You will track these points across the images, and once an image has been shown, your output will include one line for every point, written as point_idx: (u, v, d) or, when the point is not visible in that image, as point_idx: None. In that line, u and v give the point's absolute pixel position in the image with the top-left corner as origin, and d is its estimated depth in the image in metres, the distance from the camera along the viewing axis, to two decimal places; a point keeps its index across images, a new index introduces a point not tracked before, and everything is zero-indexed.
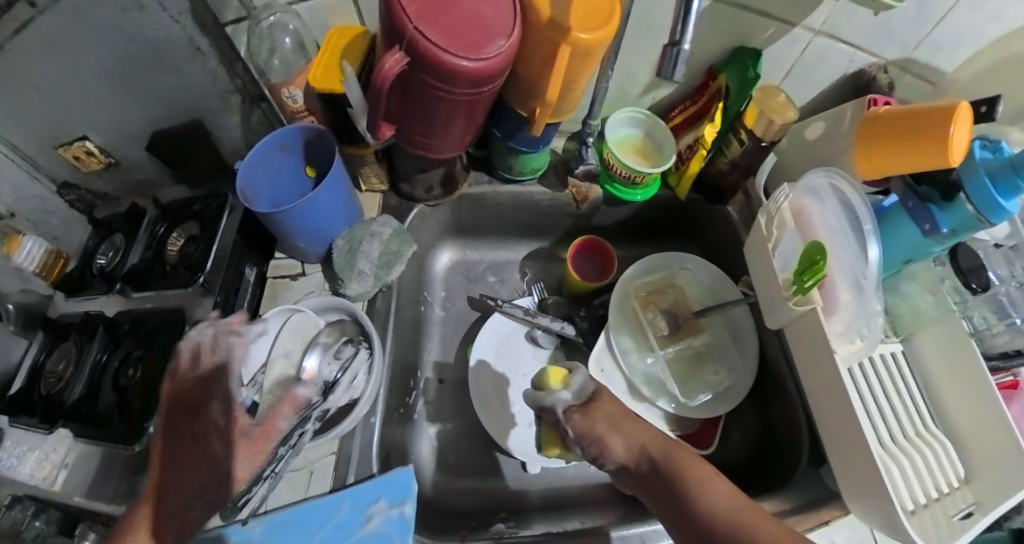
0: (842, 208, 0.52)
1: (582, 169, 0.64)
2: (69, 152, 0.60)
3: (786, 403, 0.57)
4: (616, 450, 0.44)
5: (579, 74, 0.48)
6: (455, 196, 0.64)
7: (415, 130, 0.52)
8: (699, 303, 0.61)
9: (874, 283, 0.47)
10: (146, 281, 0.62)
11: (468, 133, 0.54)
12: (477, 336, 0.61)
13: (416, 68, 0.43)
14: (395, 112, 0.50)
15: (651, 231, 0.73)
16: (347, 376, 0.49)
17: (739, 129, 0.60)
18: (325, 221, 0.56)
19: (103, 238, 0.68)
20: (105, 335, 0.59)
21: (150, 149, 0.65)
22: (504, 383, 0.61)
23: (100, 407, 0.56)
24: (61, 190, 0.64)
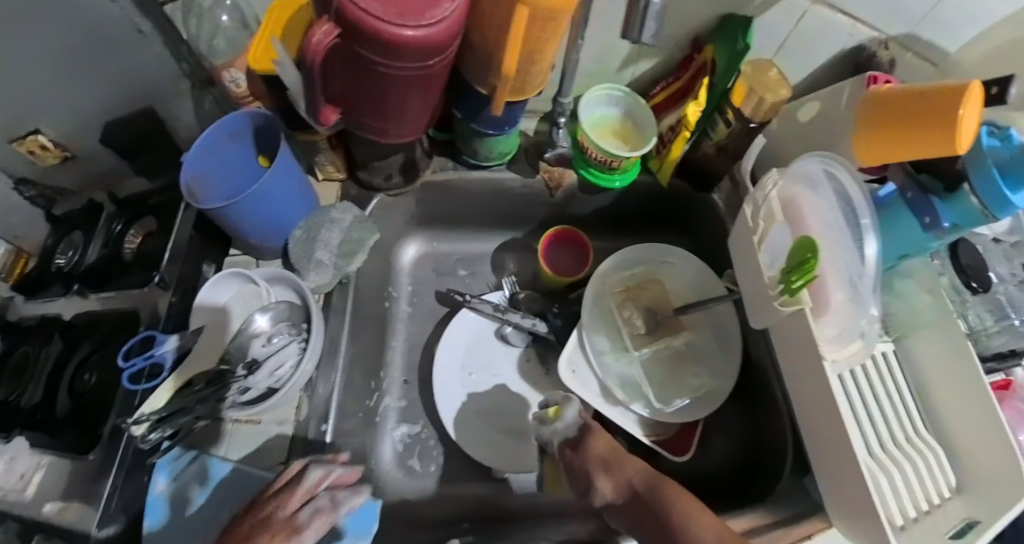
0: (838, 198, 0.49)
1: (554, 153, 0.59)
2: (23, 146, 0.54)
3: (769, 406, 0.54)
4: (603, 489, 0.41)
5: (543, 40, 0.44)
6: (418, 184, 0.60)
7: (365, 110, 0.49)
8: (682, 301, 0.58)
9: (873, 282, 0.45)
10: (105, 281, 0.57)
11: (425, 112, 0.51)
12: (442, 336, 0.58)
13: (349, 39, 0.40)
14: (342, 91, 0.47)
15: (635, 222, 0.68)
16: (271, 360, 0.46)
17: (725, 110, 0.56)
18: (280, 213, 0.52)
19: (61, 237, 0.62)
20: (62, 338, 0.55)
21: (106, 141, 0.60)
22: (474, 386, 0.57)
23: (59, 413, 0.51)
24: (19, 186, 0.58)
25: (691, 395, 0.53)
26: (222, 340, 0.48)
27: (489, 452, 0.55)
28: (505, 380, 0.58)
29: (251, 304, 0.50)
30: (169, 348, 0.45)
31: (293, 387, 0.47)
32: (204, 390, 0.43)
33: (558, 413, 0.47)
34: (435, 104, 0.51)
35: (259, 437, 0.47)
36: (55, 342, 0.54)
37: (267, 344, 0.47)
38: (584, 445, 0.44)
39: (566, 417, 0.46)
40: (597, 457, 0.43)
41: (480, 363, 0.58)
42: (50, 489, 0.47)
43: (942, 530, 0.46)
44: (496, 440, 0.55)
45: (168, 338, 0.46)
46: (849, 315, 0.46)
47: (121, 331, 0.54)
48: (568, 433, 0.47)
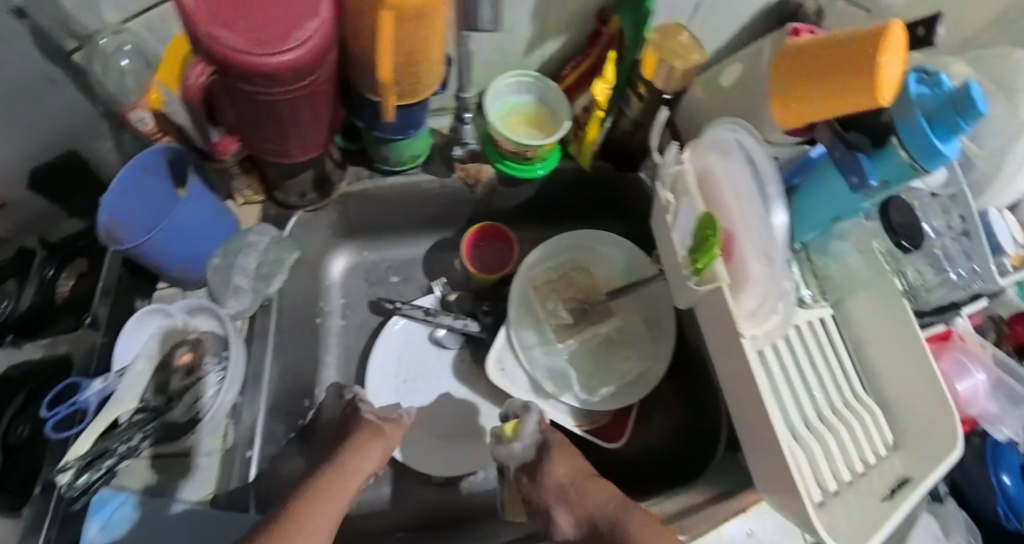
0: (749, 166, 0.46)
1: (464, 150, 0.58)
2: None
3: (706, 386, 0.53)
4: (562, 525, 0.41)
5: (419, 40, 0.42)
6: (335, 197, 0.59)
7: (262, 135, 0.48)
8: (609, 285, 0.57)
9: (782, 253, 0.43)
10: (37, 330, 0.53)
11: (322, 127, 0.50)
12: (372, 348, 0.57)
13: (223, 75, 0.39)
14: (233, 119, 0.46)
15: (566, 208, 0.67)
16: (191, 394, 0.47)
17: (637, 83, 0.53)
18: (196, 245, 0.52)
19: None
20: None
21: (35, 188, 0.58)
22: (413, 395, 0.58)
23: None
24: None
25: (622, 382, 0.53)
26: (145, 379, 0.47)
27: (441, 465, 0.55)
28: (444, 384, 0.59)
29: (169, 337, 0.50)
30: (93, 393, 0.44)
31: (216, 415, 0.48)
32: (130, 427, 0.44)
33: (514, 431, 0.47)
34: (331, 116, 0.50)
35: (192, 468, 0.47)
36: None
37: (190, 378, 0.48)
38: (540, 472, 0.43)
39: (526, 435, 0.46)
40: (554, 487, 0.42)
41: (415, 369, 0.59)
42: None
43: (876, 491, 0.46)
44: (449, 441, 0.56)
45: (93, 383, 0.45)
46: (763, 287, 0.45)
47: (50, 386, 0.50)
48: (524, 455, 0.46)
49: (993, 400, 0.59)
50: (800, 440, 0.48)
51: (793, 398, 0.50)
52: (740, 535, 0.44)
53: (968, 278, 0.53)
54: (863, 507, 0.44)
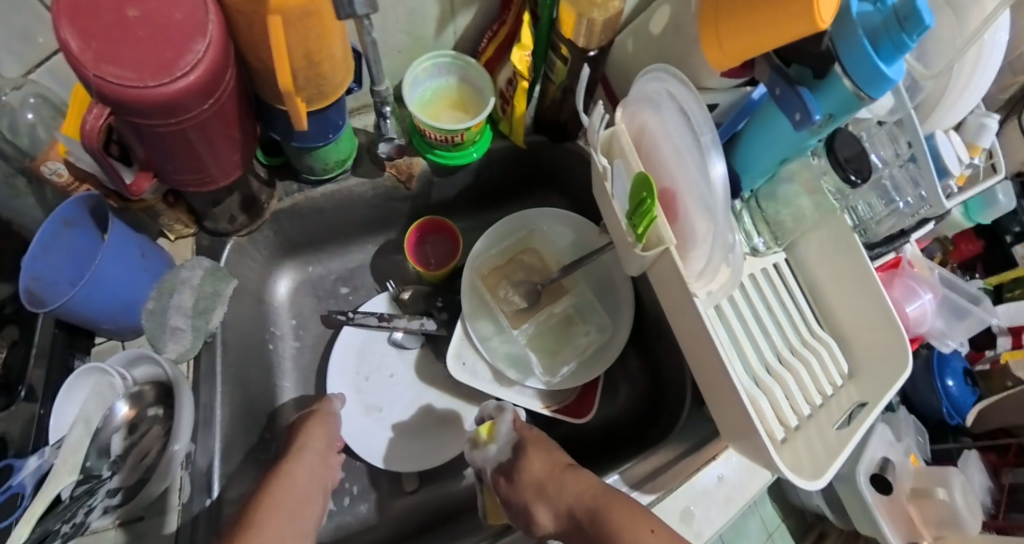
0: (680, 118, 0.42)
1: (390, 147, 0.55)
2: None
3: (666, 350, 0.54)
4: (543, 520, 0.42)
5: (318, 40, 0.40)
6: (266, 217, 0.57)
7: (174, 167, 0.45)
8: (557, 264, 0.56)
9: (723, 204, 0.39)
10: None
11: (236, 148, 0.48)
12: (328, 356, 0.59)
13: (119, 112, 0.36)
14: (144, 155, 0.43)
15: (506, 190, 0.66)
16: (134, 454, 0.47)
17: (558, 45, 0.50)
18: (122, 293, 0.49)
19: None
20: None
21: None
22: (373, 395, 0.60)
23: None
24: None
25: (580, 358, 0.53)
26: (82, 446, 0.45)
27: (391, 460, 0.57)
28: (404, 380, 0.62)
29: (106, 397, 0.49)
30: (26, 474, 0.43)
31: (173, 466, 0.47)
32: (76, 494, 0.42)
33: (491, 433, 0.47)
34: (243, 135, 0.48)
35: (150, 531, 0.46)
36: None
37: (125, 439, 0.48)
38: (517, 473, 0.44)
39: (500, 436, 0.46)
40: (532, 484, 0.43)
41: (373, 368, 0.61)
42: None
43: (831, 421, 0.47)
44: (405, 439, 0.59)
45: (26, 463, 0.44)
46: (711, 245, 0.41)
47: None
48: (500, 457, 0.46)
49: (940, 316, 0.66)
50: (760, 385, 0.48)
51: (752, 345, 0.50)
52: (710, 482, 0.45)
53: (916, 204, 0.52)
54: (818, 440, 0.46)
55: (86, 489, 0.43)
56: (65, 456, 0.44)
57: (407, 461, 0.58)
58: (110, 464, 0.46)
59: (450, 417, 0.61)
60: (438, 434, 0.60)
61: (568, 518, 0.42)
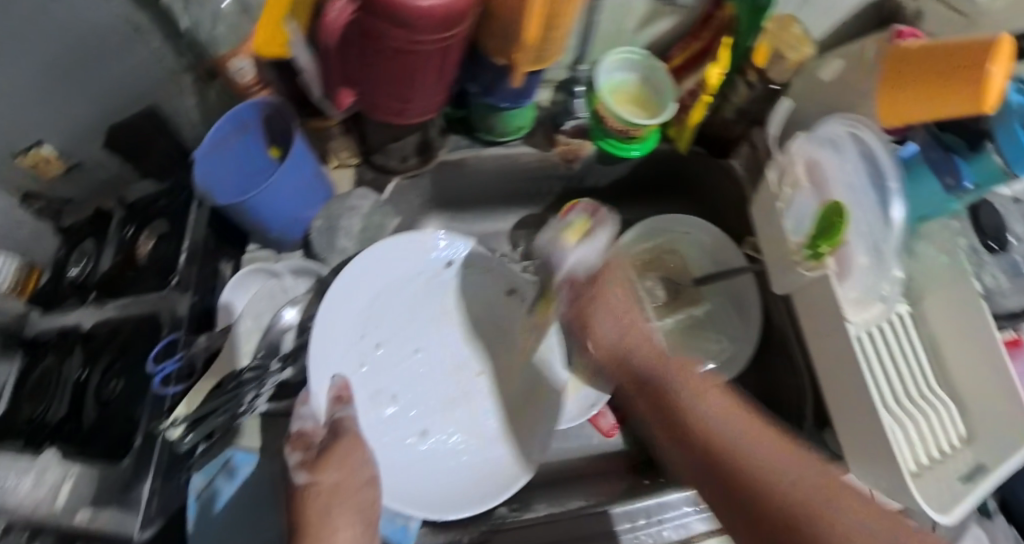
0: (864, 160, 0.49)
1: (572, 123, 0.62)
2: (27, 159, 0.56)
3: (785, 370, 0.58)
4: (600, 329, 0.52)
5: (564, 8, 0.41)
6: (434, 164, 0.62)
7: (380, 90, 0.48)
8: (700, 271, 0.60)
9: (896, 245, 0.46)
10: (122, 289, 0.62)
11: (440, 88, 0.50)
12: (317, 312, 0.53)
13: (369, 15, 0.37)
14: (357, 69, 0.46)
15: (651, 189, 0.70)
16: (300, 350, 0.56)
17: (747, 72, 0.54)
18: (292, 209, 0.56)
19: (73, 247, 0.69)
20: (81, 349, 0.61)
21: (108, 145, 0.60)
22: (382, 376, 0.58)
23: (85, 425, 0.56)
24: (24, 201, 0.62)
25: (713, 360, 0.56)
26: (255, 337, 0.54)
27: (394, 481, 0.53)
28: (427, 355, 0.60)
29: (274, 299, 0.57)
30: (197, 350, 0.51)
31: (321, 375, 0.53)
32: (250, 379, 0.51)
33: (583, 234, 0.53)
34: (450, 77, 0.49)
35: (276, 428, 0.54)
36: (77, 353, 0.61)
37: (296, 338, 0.57)
38: (593, 325, 0.52)
39: (591, 241, 0.53)
40: (605, 345, 0.51)
41: (386, 333, 0.59)
42: (82, 496, 0.43)
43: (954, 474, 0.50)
44: (428, 422, 0.58)
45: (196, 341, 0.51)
46: (871, 276, 0.47)
47: (63, 339, 0.64)
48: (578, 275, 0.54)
49: None
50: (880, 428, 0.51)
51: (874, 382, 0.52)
52: None
53: None
54: (942, 485, 0.50)
55: (258, 375, 0.51)
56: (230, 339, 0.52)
57: (435, 462, 0.56)
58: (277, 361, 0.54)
59: (468, 395, 0.61)
60: (467, 413, 0.60)
61: (626, 351, 0.50)
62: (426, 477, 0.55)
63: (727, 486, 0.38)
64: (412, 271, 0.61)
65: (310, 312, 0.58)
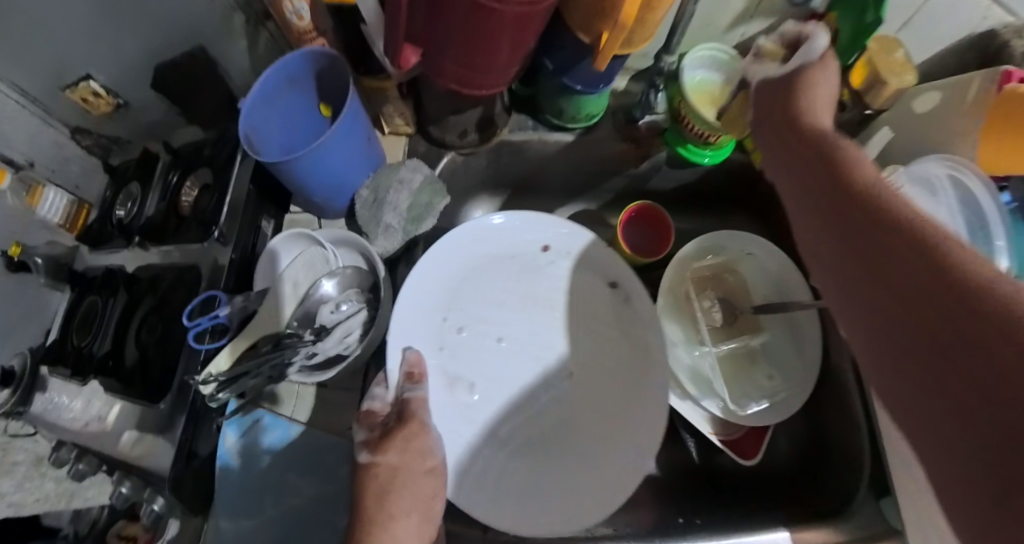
0: (964, 207, 0.47)
1: (647, 120, 0.57)
2: (76, 93, 0.64)
3: (841, 418, 0.55)
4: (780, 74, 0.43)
5: None
6: (492, 143, 0.60)
7: (448, 54, 0.44)
8: (763, 298, 0.57)
9: None
10: (161, 235, 0.66)
11: (513, 64, 0.46)
12: (398, 291, 0.51)
13: None
14: (428, 26, 0.42)
15: (716, 202, 0.67)
16: (339, 329, 0.51)
17: (842, 90, 0.57)
18: (339, 173, 0.54)
19: (120, 189, 0.72)
20: (123, 294, 0.66)
21: (156, 86, 0.67)
22: (466, 362, 0.52)
23: (126, 363, 0.63)
24: (75, 134, 0.71)
25: (767, 398, 0.52)
26: (288, 304, 0.52)
27: (456, 483, 0.47)
28: (513, 343, 0.54)
29: (314, 268, 0.54)
30: (232, 311, 0.50)
31: (360, 356, 0.52)
32: (276, 349, 0.48)
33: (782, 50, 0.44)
34: (529, 49, 0.45)
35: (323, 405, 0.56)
36: (120, 296, 0.66)
37: (336, 311, 0.52)
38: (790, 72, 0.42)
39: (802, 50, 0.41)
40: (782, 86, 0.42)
41: (469, 317, 0.54)
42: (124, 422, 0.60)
43: None
44: (512, 418, 0.52)
45: (233, 301, 0.51)
46: None
47: (109, 277, 0.67)
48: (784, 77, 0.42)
49: None
50: None
51: None
52: None
53: None
54: None
55: (289, 346, 0.49)
56: (266, 302, 0.52)
57: (509, 466, 0.50)
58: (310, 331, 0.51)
59: (554, 392, 0.53)
60: (555, 415, 0.53)
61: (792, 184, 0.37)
62: (492, 481, 0.49)
63: (886, 313, 0.27)
64: (506, 250, 0.56)
65: (354, 285, 0.53)
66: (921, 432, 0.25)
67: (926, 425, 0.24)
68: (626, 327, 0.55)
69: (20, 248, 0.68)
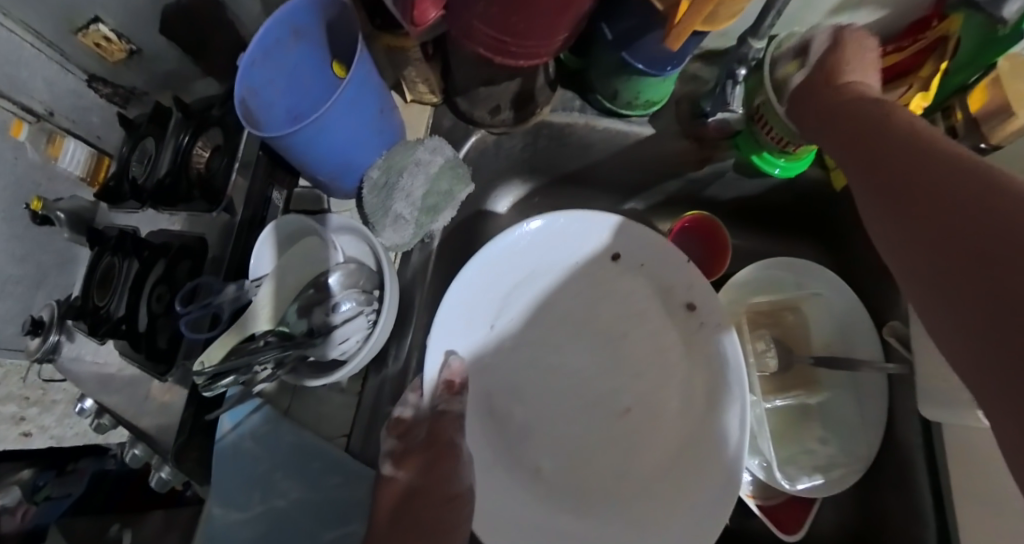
0: None
1: (717, 120, 0.48)
2: (88, 37, 0.60)
3: (909, 499, 0.46)
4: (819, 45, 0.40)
5: None
6: (530, 125, 0.51)
7: (480, 9, 0.34)
8: (822, 346, 0.51)
9: None
10: (173, 199, 0.62)
11: (562, 27, 0.35)
12: (446, 292, 0.45)
13: None
14: None
15: (792, 213, 0.56)
16: (337, 331, 0.44)
17: (953, 111, 0.47)
18: (349, 148, 0.47)
19: (136, 145, 0.68)
20: (136, 257, 0.63)
21: (165, 33, 0.62)
22: (514, 383, 0.49)
23: (135, 327, 0.60)
24: (93, 82, 0.68)
25: (821, 472, 0.47)
26: (285, 298, 0.46)
27: (480, 520, 0.44)
28: (565, 365, 0.50)
29: (313, 260, 0.48)
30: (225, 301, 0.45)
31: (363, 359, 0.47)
32: (266, 348, 0.41)
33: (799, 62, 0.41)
34: (584, 10, 0.35)
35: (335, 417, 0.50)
36: (133, 261, 0.63)
37: (333, 312, 0.45)
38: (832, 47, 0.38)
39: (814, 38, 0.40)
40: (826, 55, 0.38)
41: (520, 331, 0.50)
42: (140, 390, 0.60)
43: None
44: (557, 456, 0.48)
45: (226, 289, 0.46)
46: None
47: (122, 239, 0.66)
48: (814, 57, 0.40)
49: None
50: None
51: None
52: None
53: None
54: None
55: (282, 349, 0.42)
56: (259, 294, 0.46)
57: (544, 511, 0.46)
58: (305, 328, 0.44)
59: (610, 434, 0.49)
60: (604, 461, 0.48)
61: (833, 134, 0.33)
62: (526, 526, 0.45)
63: (908, 228, 0.24)
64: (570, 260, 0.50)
65: (359, 284, 0.47)
66: (945, 342, 0.21)
67: (963, 354, 0.20)
68: (695, 356, 0.49)
69: (41, 202, 0.67)
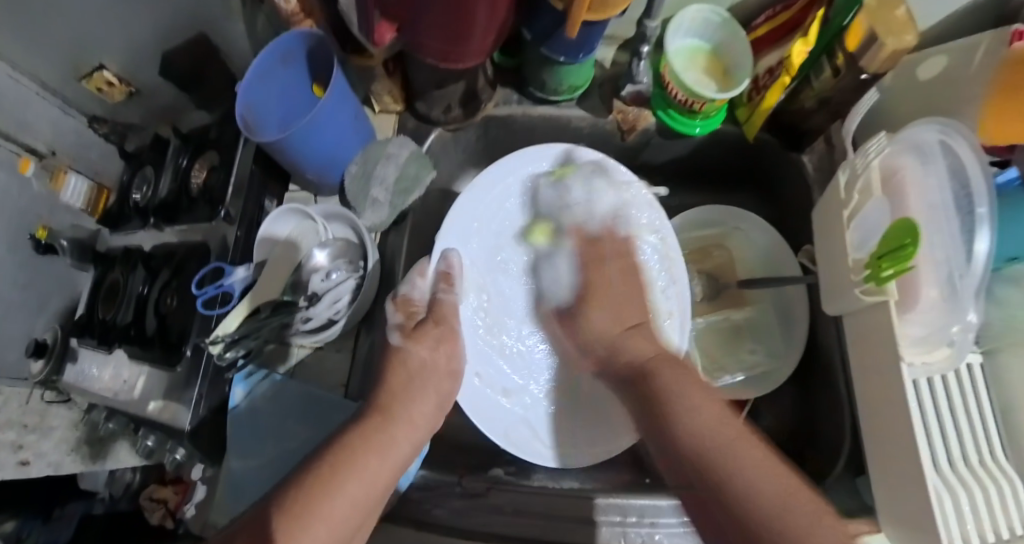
0: (950, 175, 0.39)
1: (631, 91, 0.58)
2: (91, 83, 0.68)
3: (831, 396, 0.54)
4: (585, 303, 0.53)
5: None
6: (480, 118, 0.61)
7: (422, 28, 0.43)
8: (748, 272, 0.62)
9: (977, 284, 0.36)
10: (174, 214, 0.70)
11: (492, 32, 0.45)
12: (451, 213, 0.57)
13: None
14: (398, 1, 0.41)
15: (712, 176, 0.67)
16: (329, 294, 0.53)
17: (836, 52, 0.48)
18: (333, 148, 0.56)
19: (136, 173, 0.76)
20: (143, 269, 0.70)
21: (162, 73, 0.70)
22: (503, 304, 0.59)
23: (145, 330, 0.66)
24: (93, 123, 0.76)
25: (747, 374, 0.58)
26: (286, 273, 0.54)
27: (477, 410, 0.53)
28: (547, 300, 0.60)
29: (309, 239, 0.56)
30: (235, 281, 0.52)
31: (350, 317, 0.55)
32: (270, 312, 0.51)
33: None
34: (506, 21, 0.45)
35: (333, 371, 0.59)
36: (139, 271, 0.70)
37: (326, 280, 0.54)
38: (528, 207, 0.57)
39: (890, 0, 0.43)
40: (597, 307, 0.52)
41: (508, 268, 0.60)
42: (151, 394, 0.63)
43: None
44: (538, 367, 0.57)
45: (236, 270, 0.53)
46: (934, 315, 0.38)
47: (128, 255, 0.72)
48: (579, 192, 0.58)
49: None
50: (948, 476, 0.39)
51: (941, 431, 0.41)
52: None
53: None
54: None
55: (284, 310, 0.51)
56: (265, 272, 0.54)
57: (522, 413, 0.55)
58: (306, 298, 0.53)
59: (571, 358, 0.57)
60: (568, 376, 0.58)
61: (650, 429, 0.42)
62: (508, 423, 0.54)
63: None
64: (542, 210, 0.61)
65: (348, 257, 0.56)
66: None
67: None
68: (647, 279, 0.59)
69: (45, 231, 0.71)
